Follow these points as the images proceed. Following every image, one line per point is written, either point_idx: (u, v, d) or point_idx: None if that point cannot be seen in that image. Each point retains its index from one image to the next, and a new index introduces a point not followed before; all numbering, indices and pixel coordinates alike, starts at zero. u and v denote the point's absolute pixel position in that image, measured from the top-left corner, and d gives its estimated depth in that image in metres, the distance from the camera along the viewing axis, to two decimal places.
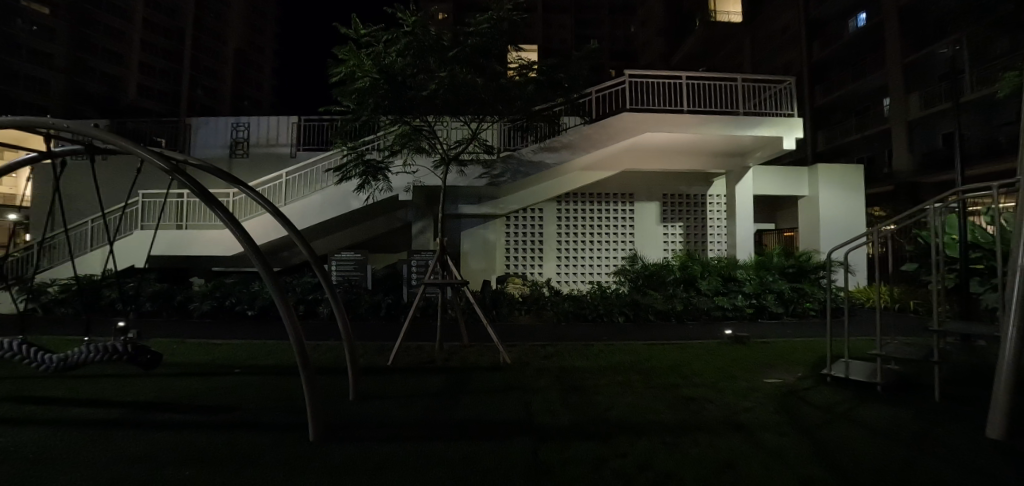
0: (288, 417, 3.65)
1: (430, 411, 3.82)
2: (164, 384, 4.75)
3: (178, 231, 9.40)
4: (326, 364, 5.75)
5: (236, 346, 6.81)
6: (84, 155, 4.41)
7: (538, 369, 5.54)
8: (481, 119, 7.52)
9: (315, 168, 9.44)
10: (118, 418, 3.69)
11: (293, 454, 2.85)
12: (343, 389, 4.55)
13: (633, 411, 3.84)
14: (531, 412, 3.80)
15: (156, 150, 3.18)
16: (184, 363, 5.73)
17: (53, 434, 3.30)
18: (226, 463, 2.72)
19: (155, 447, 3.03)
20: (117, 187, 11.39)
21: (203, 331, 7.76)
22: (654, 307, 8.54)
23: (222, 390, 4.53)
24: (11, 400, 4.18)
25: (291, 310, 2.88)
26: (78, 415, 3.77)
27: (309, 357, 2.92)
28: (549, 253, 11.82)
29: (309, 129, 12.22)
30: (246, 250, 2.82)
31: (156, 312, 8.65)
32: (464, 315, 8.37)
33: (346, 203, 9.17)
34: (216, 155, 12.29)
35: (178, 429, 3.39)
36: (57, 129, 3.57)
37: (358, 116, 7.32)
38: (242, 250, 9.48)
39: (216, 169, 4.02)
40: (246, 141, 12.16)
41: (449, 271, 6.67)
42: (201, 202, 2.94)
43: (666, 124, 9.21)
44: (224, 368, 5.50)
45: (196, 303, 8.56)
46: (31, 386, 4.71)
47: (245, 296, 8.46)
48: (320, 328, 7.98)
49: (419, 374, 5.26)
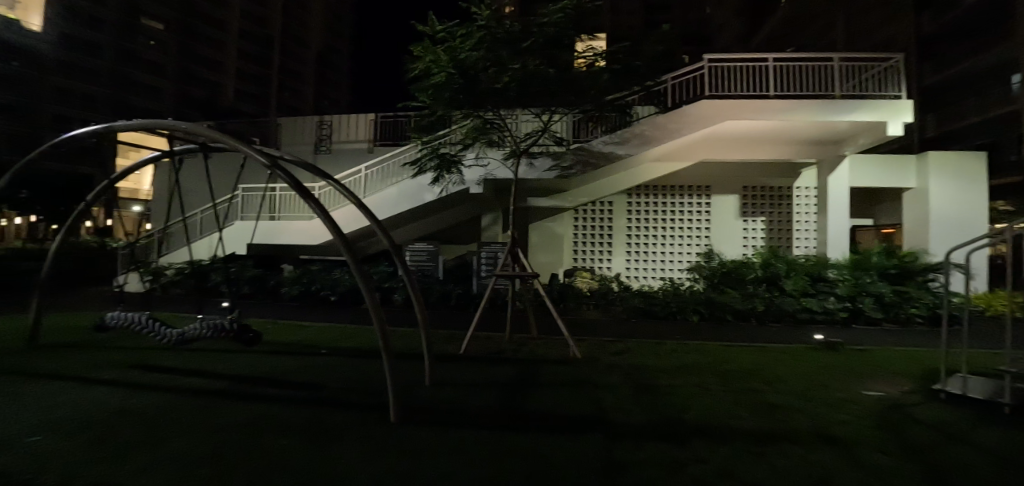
0: (369, 398, 3.87)
1: (500, 401, 3.87)
2: (261, 360, 5.23)
3: (271, 222, 10.20)
4: (404, 350, 6.03)
5: (323, 328, 7.35)
6: (198, 154, 4.93)
7: (609, 365, 5.44)
8: (552, 111, 7.44)
9: (393, 162, 9.86)
10: (226, 389, 4.11)
11: (375, 431, 3.04)
12: (418, 375, 4.76)
13: (711, 415, 3.66)
14: (600, 409, 3.73)
15: (259, 149, 3.56)
16: (277, 342, 6.24)
17: (177, 400, 3.75)
18: (317, 437, 2.92)
19: (255, 417, 3.35)
20: (222, 182, 12.65)
21: (292, 313, 8.44)
22: (732, 306, 8.01)
23: (311, 369, 4.89)
24: (139, 368, 4.79)
25: (373, 298, 3.06)
26: (191, 384, 4.24)
27: (390, 344, 3.09)
28: (618, 247, 11.60)
29: (384, 125, 12.75)
30: (334, 239, 3.06)
31: (253, 295, 9.50)
32: (533, 307, 8.41)
33: (420, 196, 9.50)
34: (303, 152, 13.22)
35: (273, 404, 3.68)
36: (176, 129, 4.03)
37: (433, 111, 7.55)
38: (326, 240, 10.11)
39: (308, 165, 4.33)
40: (329, 138, 12.97)
41: (519, 263, 6.66)
42: (296, 194, 3.23)
43: (750, 111, 8.55)
44: (313, 348, 5.95)
45: (286, 287, 9.27)
46: (155, 356, 5.35)
47: (328, 283, 9.03)
48: (396, 314, 8.39)
49: (490, 364, 5.37)
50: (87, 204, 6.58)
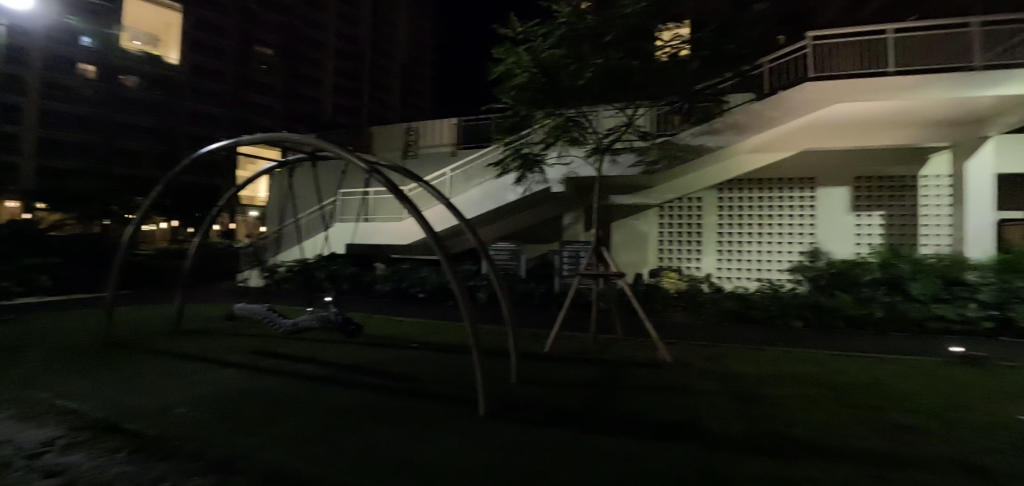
0: (459, 392, 4.00)
1: (588, 402, 3.81)
2: (361, 351, 5.62)
3: (365, 224, 10.84)
4: (490, 346, 6.17)
5: (414, 323, 7.75)
6: (308, 163, 5.49)
7: (701, 371, 5.14)
8: (636, 105, 7.20)
9: (476, 163, 10.09)
10: (333, 376, 4.47)
11: (467, 423, 3.15)
12: (505, 371, 4.84)
13: (821, 431, 3.33)
14: (694, 416, 3.53)
15: (362, 157, 3.96)
16: (373, 335, 6.65)
17: (293, 384, 4.16)
18: (413, 426, 3.08)
19: (359, 403, 3.62)
20: (324, 187, 13.85)
21: (385, 309, 9.00)
22: (843, 312, 7.20)
23: (406, 362, 5.15)
24: (261, 354, 5.37)
25: (464, 293, 3.27)
26: (303, 370, 4.68)
27: (479, 338, 3.25)
28: (708, 246, 11.00)
29: (467, 128, 13.11)
30: (427, 237, 3.36)
31: (351, 290, 10.26)
32: (617, 307, 8.20)
33: (503, 196, 9.67)
34: (393, 157, 14.08)
35: (374, 392, 3.94)
36: (292, 142, 4.58)
37: (515, 112, 7.66)
38: (414, 240, 10.45)
39: (401, 169, 4.60)
40: (417, 144, 13.67)
41: (604, 262, 6.52)
42: (393, 197, 3.57)
43: (864, 91, 7.58)
44: (407, 342, 6.29)
45: (380, 284, 9.89)
46: (272, 343, 5.96)
47: (417, 280, 9.48)
48: (481, 312, 8.62)
49: (575, 364, 5.33)
50: (217, 210, 7.48)
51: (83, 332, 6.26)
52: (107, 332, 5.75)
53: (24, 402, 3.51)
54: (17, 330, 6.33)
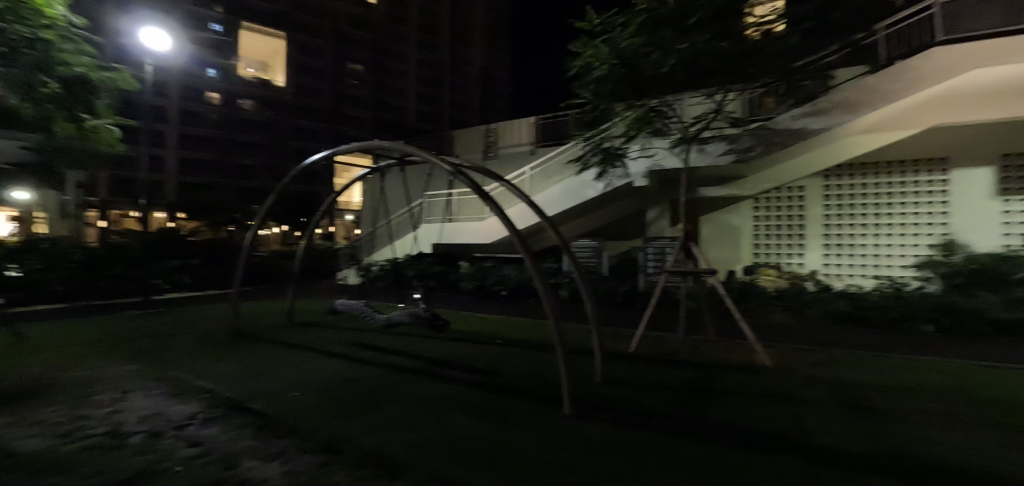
0: (543, 389, 3.99)
1: (676, 406, 3.62)
2: (449, 347, 5.83)
3: (449, 224, 11.26)
4: (573, 345, 6.10)
5: (497, 320, 7.90)
6: (397, 167, 5.84)
7: (808, 378, 4.64)
8: (726, 90, 6.72)
9: (556, 160, 10.05)
10: (423, 369, 4.70)
11: (550, 421, 3.15)
12: (589, 370, 4.76)
13: (963, 454, 2.84)
14: (800, 429, 3.19)
15: (446, 158, 4.12)
16: (459, 331, 6.86)
17: (387, 375, 4.43)
18: (498, 421, 3.12)
19: (445, 396, 3.76)
20: (413, 190, 14.62)
21: (469, 306, 9.26)
22: (992, 316, 6.01)
23: (490, 358, 5.26)
24: (359, 346, 5.79)
25: (547, 290, 3.27)
26: (395, 362, 4.97)
27: (563, 336, 3.22)
28: (813, 242, 10.05)
29: (545, 126, 13.13)
30: (510, 234, 3.40)
31: (437, 288, 10.71)
32: (708, 306, 7.72)
33: (583, 192, 9.55)
34: (475, 159, 14.49)
35: (459, 386, 4.07)
36: (383, 149, 4.90)
37: (595, 106, 7.55)
38: (495, 239, 10.62)
39: (483, 169, 4.72)
40: (497, 144, 13.94)
41: (693, 259, 6.16)
42: (476, 196, 3.67)
43: (1008, 53, 6.33)
44: (491, 338, 6.43)
45: (464, 282, 10.20)
46: (369, 336, 6.40)
47: (499, 278, 9.64)
48: (563, 310, 8.56)
49: (663, 365, 5.09)
50: (321, 215, 8.19)
51: (215, 322, 7.18)
52: (234, 323, 6.54)
53: (173, 382, 4.08)
54: (167, 320, 7.42)
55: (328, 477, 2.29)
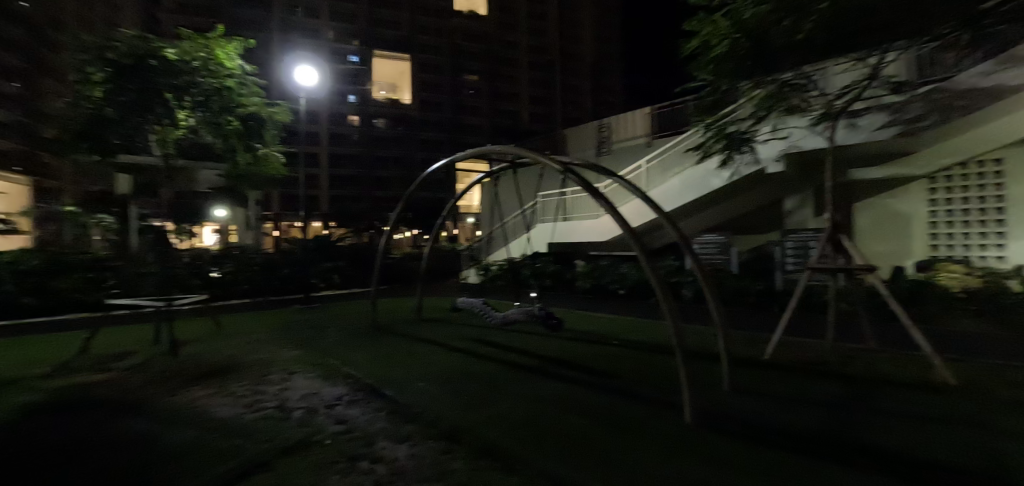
0: (662, 395, 3.79)
1: (823, 424, 3.16)
2: (562, 346, 5.83)
3: (565, 223, 11.33)
4: (696, 349, 5.70)
5: (614, 321, 7.72)
6: (509, 169, 6.04)
7: (1010, 402, 3.72)
8: (885, 51, 5.67)
9: (674, 151, 9.54)
10: (539, 367, 4.78)
11: (669, 429, 2.98)
12: (714, 378, 4.40)
13: None
14: (997, 464, 2.57)
15: (554, 156, 4.16)
16: (574, 331, 6.85)
17: (504, 371, 4.60)
18: (614, 426, 3.04)
19: (560, 395, 3.78)
20: (527, 191, 14.97)
21: (585, 305, 9.18)
22: None
23: (606, 358, 5.16)
24: (479, 342, 6.11)
25: (665, 291, 3.09)
26: (512, 359, 5.14)
27: (683, 340, 3.02)
28: (1018, 229, 7.91)
29: (662, 115, 12.50)
30: (622, 231, 3.29)
31: (553, 287, 10.81)
32: (864, 309, 6.64)
33: (707, 183, 8.89)
34: (588, 156, 14.35)
35: (574, 386, 4.06)
36: (495, 152, 5.11)
37: (716, 87, 6.90)
38: (611, 236, 10.42)
39: (595, 165, 4.64)
40: (610, 139, 13.61)
41: (843, 254, 5.32)
42: (587, 193, 3.64)
43: None
44: (607, 338, 6.31)
45: (580, 281, 10.15)
46: (488, 333, 6.71)
47: (616, 277, 9.41)
48: (685, 310, 8.06)
49: (806, 376, 4.49)
50: (443, 219, 8.81)
51: (358, 317, 8.13)
52: (373, 318, 7.34)
53: (325, 367, 4.72)
54: (321, 314, 8.64)
55: (449, 464, 2.45)
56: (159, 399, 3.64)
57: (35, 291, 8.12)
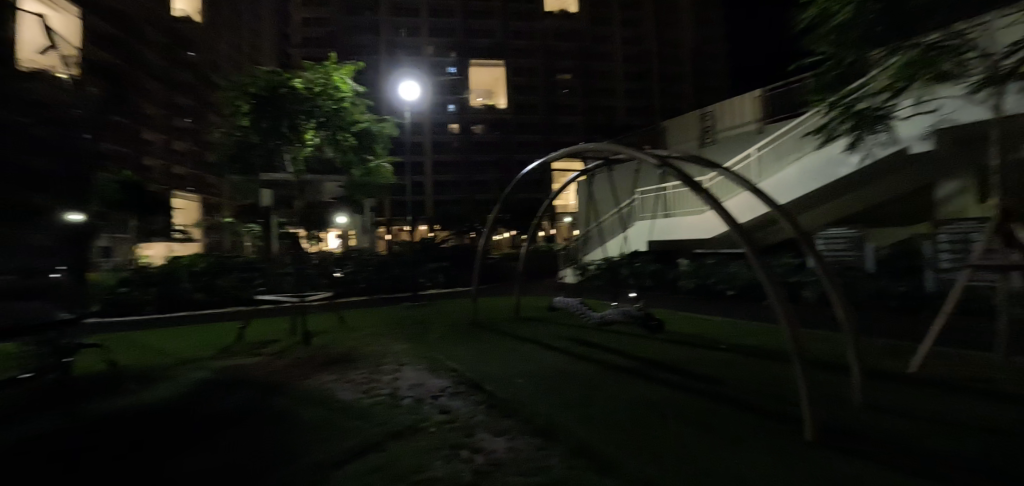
0: (777, 407, 3.45)
1: (989, 448, 2.64)
2: (663, 348, 5.58)
3: (666, 219, 10.83)
4: (820, 357, 5.10)
5: (721, 323, 7.20)
6: (604, 166, 5.97)
7: None
8: None
9: (791, 137, 8.70)
10: (638, 370, 4.63)
11: (786, 444, 2.70)
12: (844, 391, 3.90)
13: None
14: None
15: (650, 151, 4.04)
16: (677, 333, 6.51)
17: (600, 372, 4.54)
18: (720, 437, 2.83)
19: (659, 400, 3.63)
20: (626, 188, 14.54)
21: (689, 306, 8.67)
22: None
23: (711, 363, 4.85)
24: (576, 341, 6.10)
25: (779, 293, 2.80)
26: (610, 360, 5.05)
27: (801, 347, 2.72)
28: None
29: (774, 98, 11.41)
30: (727, 226, 3.05)
31: (655, 287, 10.36)
32: None
33: (832, 170, 7.90)
34: (690, 147, 13.60)
35: (677, 391, 3.87)
36: (588, 150, 5.09)
37: (837, 61, 5.94)
38: (717, 233, 9.73)
39: (698, 157, 4.38)
40: (714, 128, 12.73)
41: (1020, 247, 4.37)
42: (687, 187, 3.47)
43: None
44: (713, 342, 5.92)
45: (683, 281, 9.63)
46: (584, 333, 6.65)
47: (724, 277, 8.76)
48: (807, 314, 7.25)
49: (969, 396, 3.79)
50: (540, 219, 8.94)
51: (460, 315, 8.55)
52: (473, 316, 7.68)
53: (431, 361, 5.06)
54: (428, 311, 9.23)
55: (543, 461, 2.50)
56: (296, 382, 4.17)
57: (204, 288, 9.75)
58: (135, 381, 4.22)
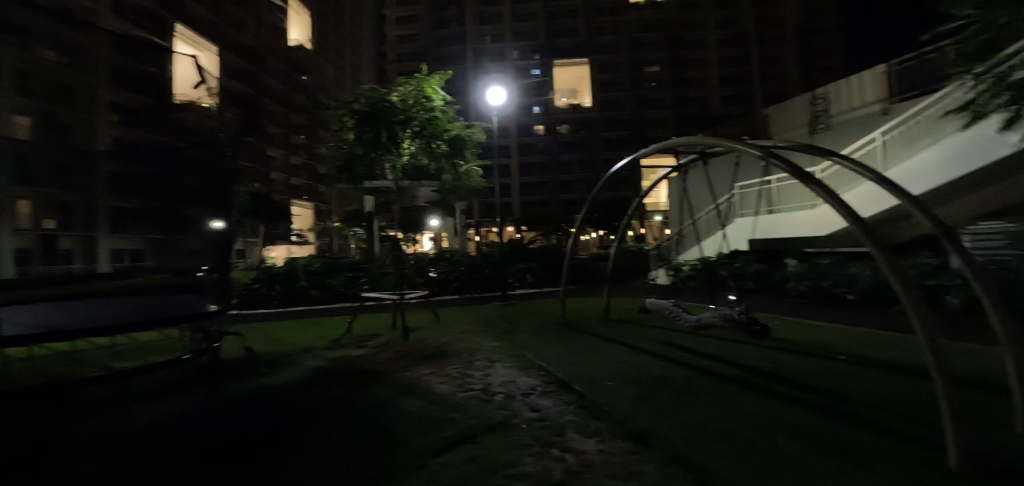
0: (910, 427, 3.03)
1: None
2: (770, 356, 5.13)
3: (771, 216, 9.97)
4: (970, 374, 4.37)
5: (839, 331, 6.46)
6: (700, 161, 5.66)
7: None
8: None
9: (926, 118, 7.55)
10: (739, 377, 4.33)
11: (923, 470, 2.37)
12: (1001, 415, 3.31)
13: None
14: None
15: (752, 141, 3.76)
16: (785, 340, 5.96)
17: (695, 378, 4.31)
18: (839, 456, 2.55)
19: (762, 410, 3.36)
20: (724, 183, 13.61)
21: (799, 310, 7.90)
22: None
23: (826, 375, 4.38)
24: (670, 345, 5.84)
25: (914, 297, 2.45)
26: (707, 366, 4.78)
27: (944, 360, 2.36)
28: None
29: (904, 73, 9.97)
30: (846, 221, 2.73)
31: (757, 290, 9.56)
32: None
33: (982, 153, 6.71)
34: (799, 135, 12.37)
35: (784, 402, 3.57)
36: (681, 145, 4.86)
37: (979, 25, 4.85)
38: (832, 231, 8.74)
39: (809, 146, 3.99)
40: (827, 113, 11.44)
41: None
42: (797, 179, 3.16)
43: None
44: (828, 351, 5.34)
45: (791, 283, 8.78)
46: (678, 336, 6.35)
47: (842, 279, 7.84)
48: (951, 322, 6.25)
49: None
50: (629, 218, 8.70)
51: (547, 315, 8.60)
52: (561, 317, 7.69)
53: (520, 359, 5.15)
54: (516, 310, 9.39)
55: (637, 466, 2.43)
56: (398, 374, 4.49)
57: (318, 286, 10.84)
58: (265, 366, 4.81)
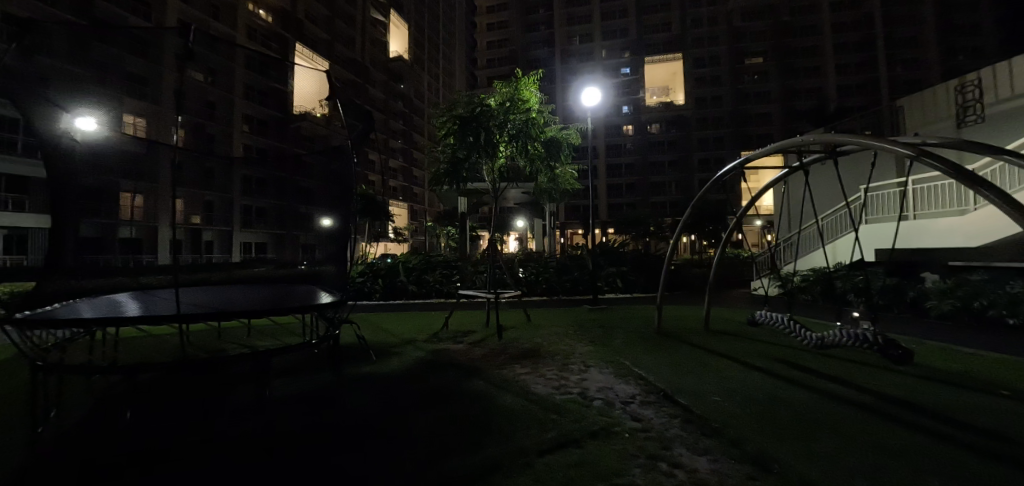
0: None
1: None
2: (909, 384, 4.47)
3: (907, 223, 8.78)
4: None
5: (1002, 360, 5.46)
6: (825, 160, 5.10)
7: None
8: None
9: None
10: (874, 405, 3.83)
11: None
12: None
13: None
14: None
15: (899, 140, 3.32)
16: (928, 366, 5.17)
17: (819, 401, 3.91)
18: None
19: (909, 446, 2.95)
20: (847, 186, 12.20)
21: (944, 333, 6.82)
22: None
23: (989, 411, 3.72)
24: (785, 363, 5.34)
25: None
26: (831, 389, 4.30)
27: None
28: None
29: None
30: None
31: (888, 308, 8.32)
32: None
33: None
34: (943, 129, 10.71)
35: (936, 438, 3.10)
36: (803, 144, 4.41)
37: None
38: (989, 242, 7.47)
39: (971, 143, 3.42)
40: (980, 103, 9.77)
41: None
42: None
43: None
44: (989, 383, 4.53)
45: (932, 302, 7.61)
46: (795, 354, 5.81)
47: (1001, 300, 6.66)
48: None
49: None
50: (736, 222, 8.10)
51: (643, 322, 8.29)
52: (658, 326, 7.37)
53: (619, 366, 5.02)
54: (609, 315, 9.17)
55: None
56: (497, 372, 4.57)
57: (417, 282, 11.46)
58: (377, 354, 5.19)
